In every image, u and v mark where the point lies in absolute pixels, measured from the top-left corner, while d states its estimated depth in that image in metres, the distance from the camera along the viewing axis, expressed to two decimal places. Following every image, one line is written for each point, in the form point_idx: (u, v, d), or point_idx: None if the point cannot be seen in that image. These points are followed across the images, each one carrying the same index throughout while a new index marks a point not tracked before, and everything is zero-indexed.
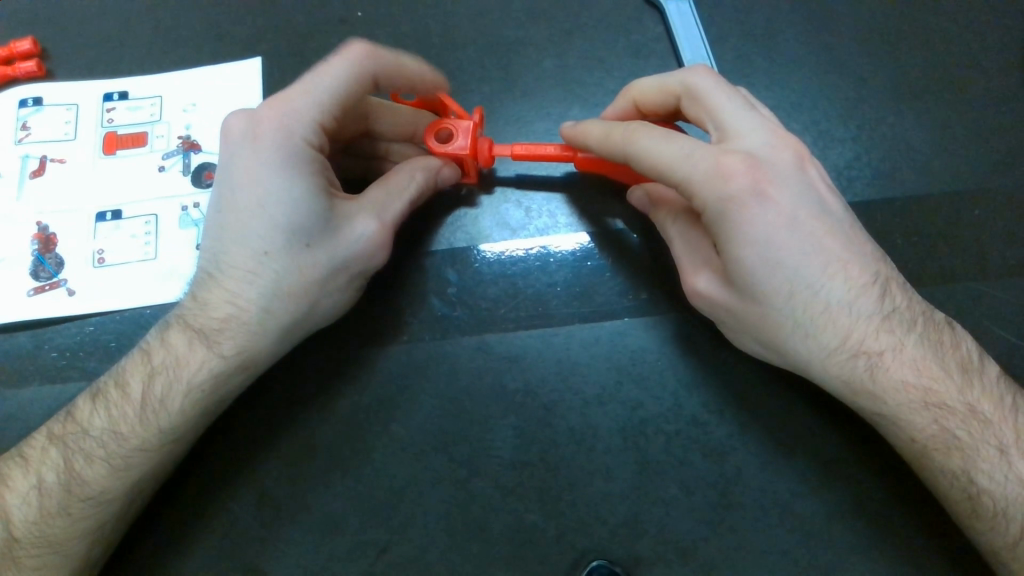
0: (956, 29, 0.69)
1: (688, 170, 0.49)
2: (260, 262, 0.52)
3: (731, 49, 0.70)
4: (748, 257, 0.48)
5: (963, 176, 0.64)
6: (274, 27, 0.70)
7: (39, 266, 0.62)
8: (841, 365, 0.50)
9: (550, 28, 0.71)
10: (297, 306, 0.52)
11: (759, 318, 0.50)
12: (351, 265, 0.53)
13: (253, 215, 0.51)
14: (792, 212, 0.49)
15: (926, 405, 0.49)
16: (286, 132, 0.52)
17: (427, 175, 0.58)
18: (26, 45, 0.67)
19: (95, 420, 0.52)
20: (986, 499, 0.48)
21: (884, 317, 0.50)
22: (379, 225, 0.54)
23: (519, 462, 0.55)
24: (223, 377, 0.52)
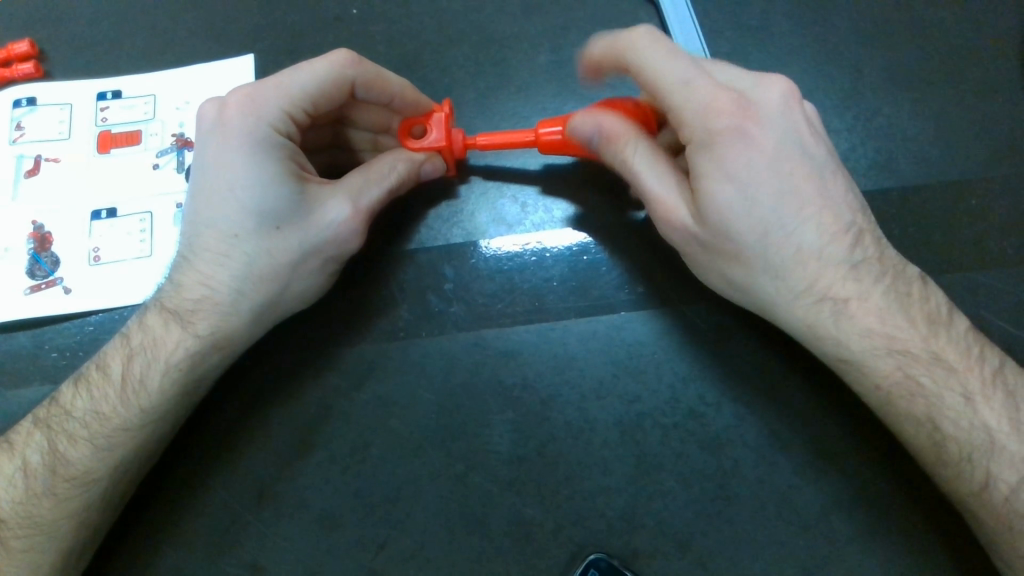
0: (953, 18, 0.66)
1: (686, 97, 0.48)
2: (230, 244, 0.51)
3: (727, 42, 0.66)
4: (721, 192, 0.47)
5: (963, 165, 0.61)
6: (268, 26, 0.69)
7: (35, 265, 0.61)
8: (806, 311, 0.49)
9: (544, 21, 0.67)
10: (269, 289, 0.51)
11: (722, 253, 0.49)
12: (325, 250, 0.52)
13: (222, 199, 0.50)
14: (772, 152, 0.47)
15: (889, 352, 0.48)
16: (251, 114, 0.50)
17: (408, 164, 0.56)
18: (23, 46, 0.67)
19: (78, 402, 0.51)
20: (952, 445, 0.47)
21: (852, 267, 0.49)
22: (353, 211, 0.52)
23: (517, 457, 0.52)
24: (202, 356, 0.51)
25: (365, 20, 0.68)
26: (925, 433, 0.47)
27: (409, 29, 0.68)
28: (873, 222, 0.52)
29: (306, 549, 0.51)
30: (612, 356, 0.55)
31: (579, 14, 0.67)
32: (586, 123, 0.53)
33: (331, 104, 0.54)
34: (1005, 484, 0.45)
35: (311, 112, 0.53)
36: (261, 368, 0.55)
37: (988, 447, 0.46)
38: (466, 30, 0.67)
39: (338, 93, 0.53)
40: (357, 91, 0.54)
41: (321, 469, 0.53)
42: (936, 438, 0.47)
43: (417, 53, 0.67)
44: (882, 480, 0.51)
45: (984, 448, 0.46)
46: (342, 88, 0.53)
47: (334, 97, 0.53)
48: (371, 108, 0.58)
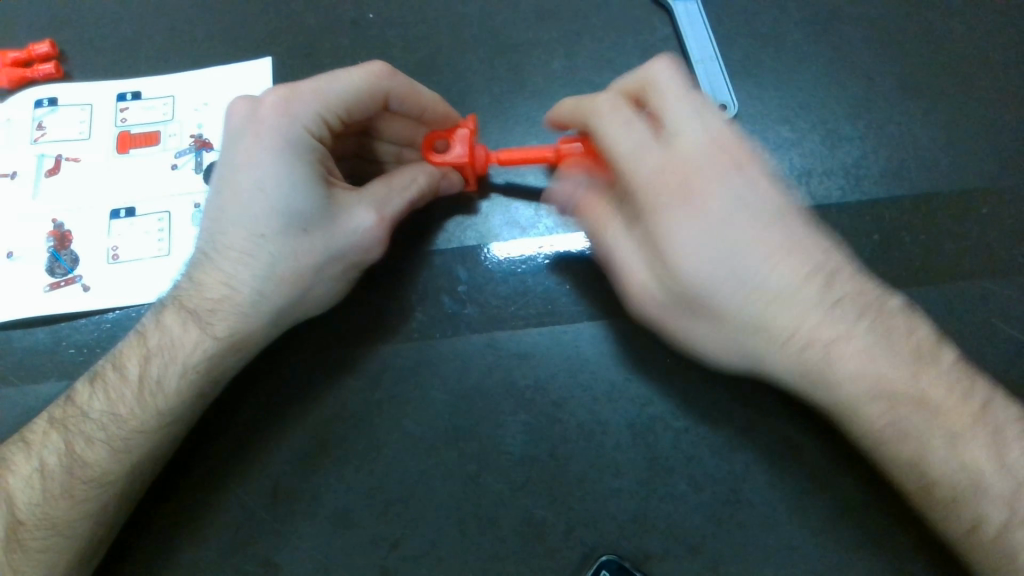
0: (964, 28, 0.67)
1: (635, 167, 0.48)
2: (256, 244, 0.51)
3: (739, 50, 0.67)
4: (684, 256, 0.46)
5: (973, 174, 0.61)
6: (286, 30, 0.70)
7: (55, 262, 0.62)
8: (792, 361, 0.48)
9: (559, 27, 0.68)
10: (290, 292, 0.52)
11: (699, 306, 0.48)
12: (347, 256, 0.53)
13: (250, 198, 0.51)
14: (726, 208, 0.47)
15: (878, 395, 0.47)
16: (286, 114, 0.51)
17: (429, 176, 0.57)
18: (45, 47, 0.68)
19: (94, 403, 0.52)
20: (942, 486, 0.47)
21: (830, 312, 0.48)
22: (378, 219, 0.53)
23: (529, 458, 0.53)
24: (219, 357, 0.52)
25: (382, 25, 0.69)
26: (912, 475, 0.47)
27: (424, 34, 0.69)
28: (850, 259, 0.51)
29: (319, 547, 0.52)
30: (624, 359, 0.55)
31: (593, 21, 0.68)
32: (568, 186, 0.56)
33: (364, 114, 0.55)
34: (994, 523, 0.46)
35: (344, 118, 0.54)
36: (277, 369, 0.56)
37: (975, 485, 0.46)
38: (481, 35, 0.68)
39: (371, 103, 0.55)
40: (391, 102, 0.56)
41: (336, 467, 0.53)
42: (922, 482, 0.47)
43: (433, 57, 0.68)
44: (891, 485, 0.51)
45: (969, 487, 0.46)
46: (376, 98, 0.55)
47: (368, 106, 0.55)
48: (401, 120, 0.59)
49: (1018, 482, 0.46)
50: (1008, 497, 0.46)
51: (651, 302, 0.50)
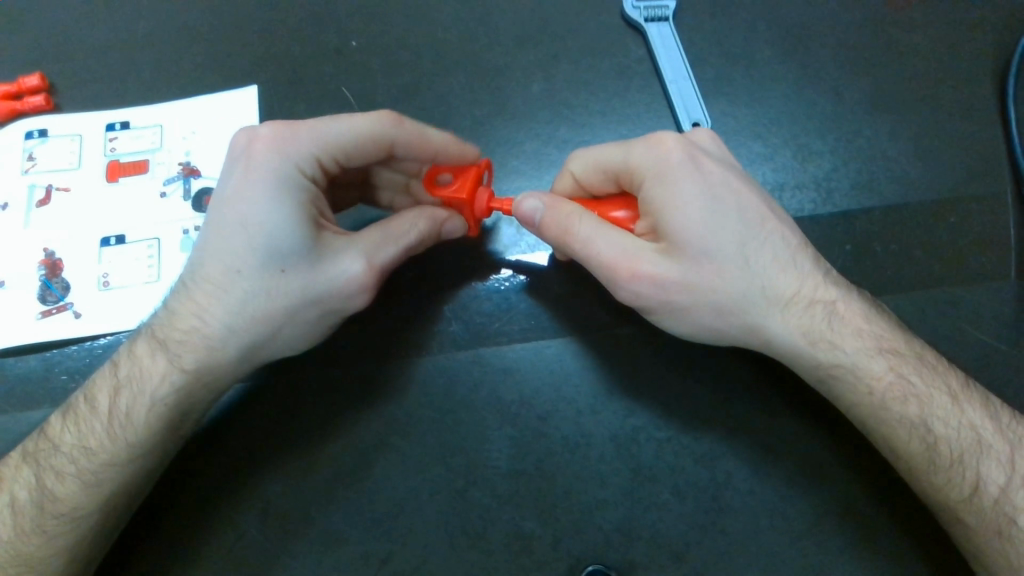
0: (927, 43, 0.69)
1: (627, 149, 0.53)
2: (230, 278, 0.51)
3: (711, 69, 0.69)
4: (687, 211, 0.50)
5: (939, 184, 0.64)
6: (271, 58, 0.71)
7: (46, 291, 0.62)
8: (798, 317, 0.51)
9: (537, 51, 0.70)
10: (261, 331, 0.52)
11: (710, 269, 0.50)
12: (326, 301, 0.52)
13: (233, 231, 0.51)
14: (723, 176, 0.52)
15: (880, 351, 0.51)
16: (280, 151, 0.52)
17: (429, 223, 0.56)
18: (34, 79, 0.70)
19: (65, 435, 0.52)
20: (943, 446, 0.49)
21: (826, 275, 0.53)
22: (364, 266, 0.52)
23: (516, 471, 0.54)
24: (190, 391, 0.52)
25: (365, 52, 0.71)
26: (918, 435, 0.49)
27: (406, 60, 0.70)
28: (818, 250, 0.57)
29: (312, 565, 0.53)
30: (607, 372, 0.57)
31: (569, 44, 0.70)
32: (529, 201, 0.54)
33: (365, 159, 0.56)
34: (995, 484, 0.48)
35: (342, 160, 0.55)
36: (266, 391, 0.57)
37: (976, 446, 0.49)
38: (462, 60, 0.70)
39: (375, 148, 0.55)
40: (396, 149, 0.56)
41: (328, 487, 0.54)
42: (928, 441, 0.49)
43: (415, 82, 0.69)
44: (868, 489, 0.53)
45: (971, 449, 0.49)
46: (381, 144, 0.55)
47: (371, 151, 0.55)
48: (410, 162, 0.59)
49: (1013, 444, 0.49)
50: (1008, 458, 0.48)
51: (648, 285, 0.51)
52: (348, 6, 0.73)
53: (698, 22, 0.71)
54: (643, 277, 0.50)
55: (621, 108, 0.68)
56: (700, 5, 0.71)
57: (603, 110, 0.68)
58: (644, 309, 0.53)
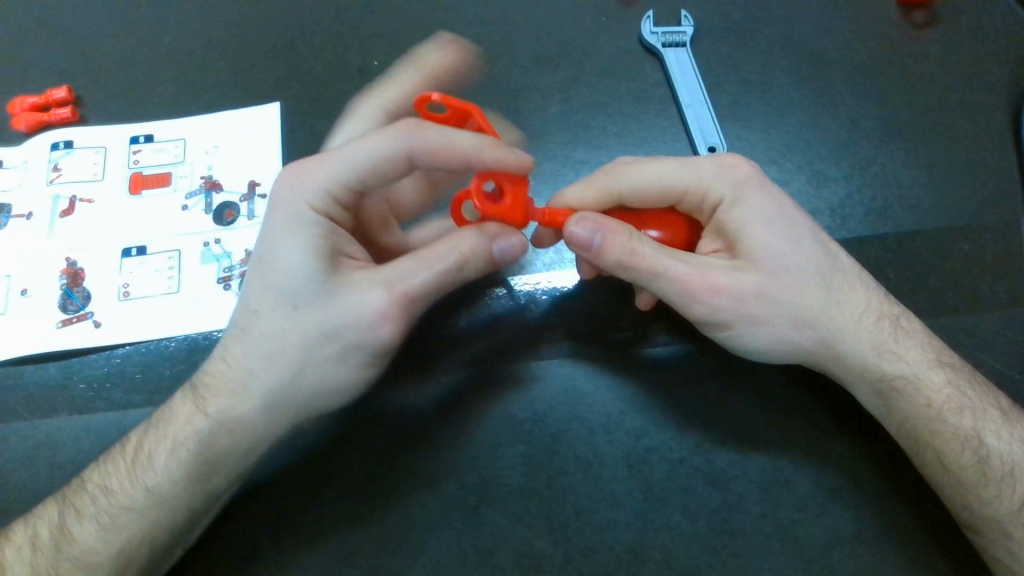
0: (942, 73, 0.70)
1: (691, 169, 0.54)
2: (254, 322, 0.51)
3: (727, 94, 0.70)
4: (766, 233, 0.53)
5: (954, 213, 0.64)
6: (294, 76, 0.73)
7: (67, 299, 0.63)
8: (869, 330, 0.53)
9: (555, 74, 0.71)
10: (284, 369, 0.50)
11: (788, 286, 0.52)
12: (345, 338, 0.50)
13: (257, 276, 0.51)
14: (785, 199, 0.55)
15: (940, 364, 0.54)
16: (293, 189, 0.51)
17: (473, 244, 0.51)
18: (62, 92, 0.71)
19: (94, 476, 0.52)
20: (995, 460, 0.51)
21: (883, 292, 0.56)
22: (383, 295, 0.49)
23: (528, 490, 0.54)
24: (210, 438, 0.51)
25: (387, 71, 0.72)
26: (972, 447, 0.51)
27: None
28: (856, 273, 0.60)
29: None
30: (620, 392, 0.57)
31: (587, 68, 0.71)
32: (583, 224, 0.50)
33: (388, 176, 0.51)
34: None
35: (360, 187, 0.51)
36: None
37: None
38: (481, 81, 0.71)
39: (391, 168, 0.50)
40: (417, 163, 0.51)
41: (336, 495, 0.53)
42: (981, 454, 0.51)
43: None
44: (878, 515, 0.53)
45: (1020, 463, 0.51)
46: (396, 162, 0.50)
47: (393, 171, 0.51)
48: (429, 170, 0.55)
49: None
50: None
51: (727, 302, 0.51)
52: (371, 28, 0.75)
53: (714, 48, 0.72)
54: (720, 292, 0.51)
55: (638, 130, 0.68)
56: (717, 32, 0.73)
57: (620, 133, 0.69)
58: (711, 327, 0.53)
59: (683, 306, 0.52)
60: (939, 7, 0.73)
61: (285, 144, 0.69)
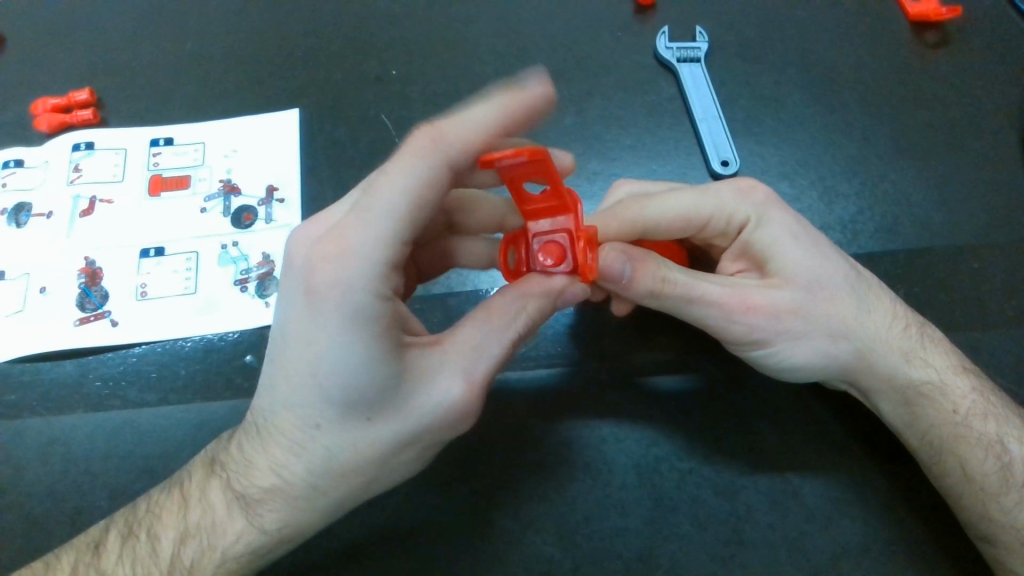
0: (952, 93, 0.71)
1: (714, 197, 0.55)
2: (312, 433, 0.43)
3: (740, 109, 0.71)
4: (794, 250, 0.54)
5: (963, 230, 0.65)
6: (313, 83, 0.74)
7: (85, 298, 0.64)
8: (897, 338, 0.55)
9: (570, 86, 0.72)
10: (353, 478, 0.45)
11: (821, 301, 0.53)
12: (425, 436, 0.44)
13: (309, 381, 0.42)
14: (802, 217, 0.57)
15: (964, 371, 0.56)
16: (340, 281, 0.39)
17: (540, 301, 0.47)
18: (84, 94, 0.72)
19: (119, 575, 0.48)
20: (1017, 467, 0.53)
21: (902, 302, 0.58)
22: (466, 388, 0.43)
23: (538, 496, 0.54)
24: (264, 547, 0.47)
25: (403, 80, 0.73)
26: (996, 452, 0.53)
27: (443, 90, 0.73)
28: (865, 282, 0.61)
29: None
30: (630, 400, 0.58)
31: (601, 81, 0.72)
32: (610, 256, 0.48)
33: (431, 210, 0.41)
34: None
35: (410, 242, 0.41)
36: None
37: None
38: (497, 92, 0.72)
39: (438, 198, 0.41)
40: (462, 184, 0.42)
41: None
42: (1004, 460, 0.53)
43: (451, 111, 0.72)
44: (886, 529, 0.53)
45: None
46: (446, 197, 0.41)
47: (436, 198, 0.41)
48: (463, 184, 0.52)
49: None
50: None
51: (766, 323, 0.51)
52: (389, 38, 0.76)
53: (728, 64, 0.73)
54: (758, 311, 0.51)
55: (651, 143, 0.69)
56: (731, 48, 0.74)
57: (633, 145, 0.70)
58: (754, 349, 0.53)
59: (723, 328, 0.52)
60: (950, 28, 0.74)
61: (303, 148, 0.70)
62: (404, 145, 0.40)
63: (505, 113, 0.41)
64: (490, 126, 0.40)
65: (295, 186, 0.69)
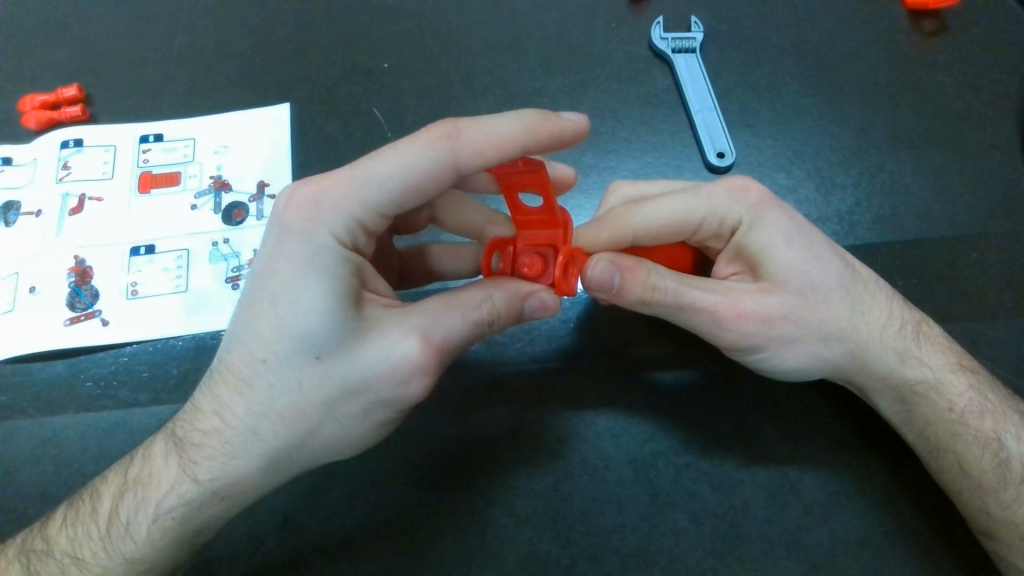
0: (950, 82, 0.70)
1: (703, 201, 0.53)
2: (256, 369, 0.42)
3: (736, 100, 0.70)
4: (786, 250, 0.52)
5: (962, 221, 0.64)
6: (304, 78, 0.73)
7: (75, 297, 0.63)
8: (893, 338, 0.53)
9: (565, 79, 0.71)
10: (291, 432, 0.43)
11: (812, 303, 0.51)
12: (371, 393, 0.43)
13: (263, 312, 0.42)
14: (797, 214, 0.55)
15: (962, 368, 0.54)
16: (312, 219, 0.43)
17: (508, 296, 0.46)
18: (72, 91, 0.71)
19: (62, 536, 0.49)
20: (1015, 463, 0.51)
21: (900, 298, 0.56)
22: (418, 344, 0.42)
23: (534, 492, 0.54)
24: (200, 503, 0.45)
25: (396, 74, 0.73)
26: (992, 450, 0.52)
27: (436, 83, 0.72)
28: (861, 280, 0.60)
29: None
30: (627, 396, 0.57)
31: (596, 73, 0.72)
32: (600, 266, 0.47)
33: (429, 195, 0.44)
34: None
35: (389, 212, 0.45)
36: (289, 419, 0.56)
37: None
38: (491, 85, 0.71)
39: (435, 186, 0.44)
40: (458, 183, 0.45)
41: (341, 497, 0.54)
42: (1000, 457, 0.51)
43: (444, 105, 0.71)
44: (884, 524, 0.53)
45: None
46: (443, 179, 0.43)
47: (436, 186, 0.44)
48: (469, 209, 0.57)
49: None
50: None
51: (754, 328, 0.50)
52: (380, 31, 0.75)
53: (724, 54, 0.72)
54: (750, 316, 0.50)
55: (646, 136, 0.69)
56: (726, 38, 0.73)
57: (628, 138, 0.69)
58: (745, 351, 0.52)
59: (717, 333, 0.51)
60: (948, 16, 0.74)
61: (294, 144, 0.69)
62: (422, 129, 0.43)
63: (531, 131, 0.42)
64: (514, 139, 0.42)
65: (287, 182, 0.68)
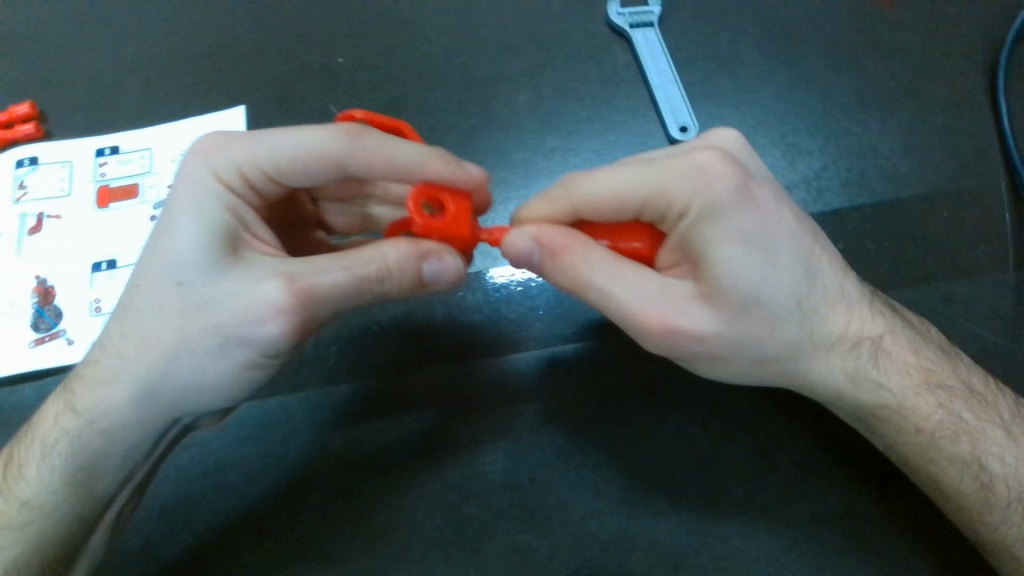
0: (912, 40, 0.69)
1: (651, 177, 0.44)
2: (132, 294, 0.44)
3: (697, 72, 0.69)
4: (735, 255, 0.42)
5: (931, 179, 0.63)
6: (258, 79, 0.72)
7: (39, 318, 0.63)
8: (844, 357, 0.47)
9: (522, 61, 0.70)
10: (153, 363, 0.43)
11: (757, 318, 0.44)
12: (229, 331, 0.43)
13: (150, 242, 0.45)
14: (773, 213, 0.44)
15: (930, 388, 0.49)
16: (204, 160, 0.46)
17: (402, 254, 0.45)
18: (25, 108, 0.70)
19: None
20: (1000, 485, 0.47)
21: (869, 303, 0.49)
22: (281, 284, 0.42)
23: (511, 484, 0.53)
24: (87, 443, 0.46)
25: (350, 68, 0.71)
26: (973, 474, 0.47)
27: (392, 74, 0.71)
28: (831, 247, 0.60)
29: None
30: (601, 380, 0.56)
31: (555, 53, 0.70)
32: (523, 239, 0.47)
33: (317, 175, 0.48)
34: None
35: (275, 175, 0.47)
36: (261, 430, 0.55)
37: None
38: (449, 73, 0.70)
39: (319, 166, 0.46)
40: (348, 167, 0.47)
41: (314, 505, 0.52)
42: (984, 479, 0.47)
43: (402, 96, 0.69)
44: (866, 502, 0.52)
45: None
46: (326, 162, 0.46)
47: (317, 168, 0.47)
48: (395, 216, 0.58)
49: None
50: None
51: (686, 344, 0.45)
52: (333, 25, 0.73)
53: (683, 25, 0.70)
54: (680, 332, 0.44)
55: (607, 114, 0.67)
56: (685, 8, 0.71)
57: (590, 117, 0.68)
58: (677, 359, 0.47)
59: (641, 337, 0.46)
60: None
61: None
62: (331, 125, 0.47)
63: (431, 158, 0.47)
64: (415, 166, 0.47)
65: None
